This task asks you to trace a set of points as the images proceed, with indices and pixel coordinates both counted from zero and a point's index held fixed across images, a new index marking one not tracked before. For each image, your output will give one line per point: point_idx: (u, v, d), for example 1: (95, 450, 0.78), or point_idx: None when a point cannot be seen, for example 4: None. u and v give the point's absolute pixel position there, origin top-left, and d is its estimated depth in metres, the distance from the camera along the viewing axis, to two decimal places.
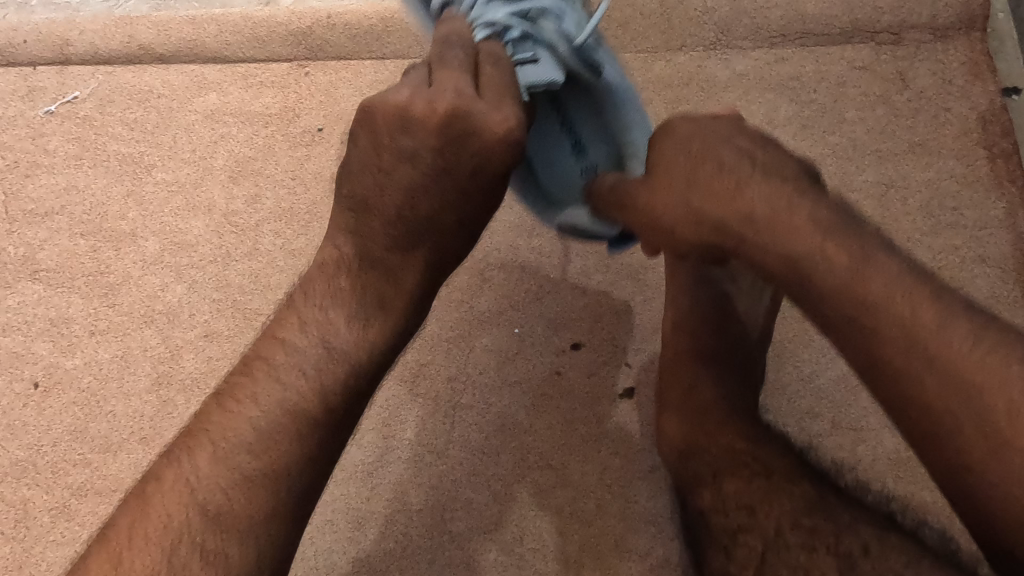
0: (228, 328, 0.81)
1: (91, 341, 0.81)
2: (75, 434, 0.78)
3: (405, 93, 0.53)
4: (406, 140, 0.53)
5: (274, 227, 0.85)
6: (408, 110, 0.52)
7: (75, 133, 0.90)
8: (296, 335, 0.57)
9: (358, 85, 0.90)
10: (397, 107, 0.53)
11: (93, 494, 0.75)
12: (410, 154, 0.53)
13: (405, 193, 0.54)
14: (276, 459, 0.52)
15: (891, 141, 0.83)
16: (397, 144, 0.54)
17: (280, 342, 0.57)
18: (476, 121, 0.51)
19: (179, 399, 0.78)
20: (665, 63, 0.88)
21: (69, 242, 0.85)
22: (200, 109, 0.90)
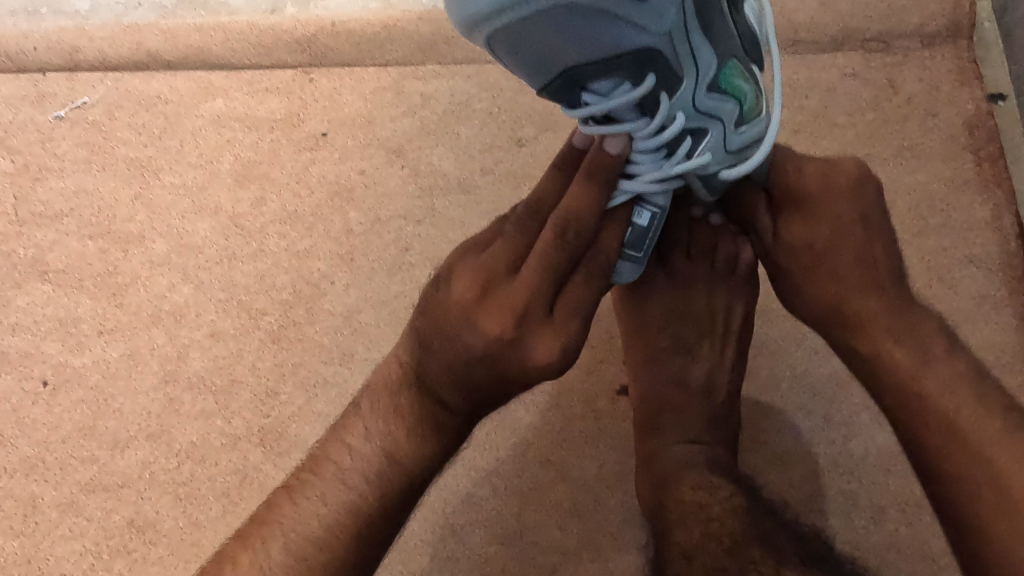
0: (234, 328, 0.82)
1: (100, 340, 0.83)
2: (84, 431, 0.79)
3: (470, 276, 0.54)
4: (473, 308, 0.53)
5: (279, 230, 0.87)
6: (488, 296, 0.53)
7: (84, 137, 0.92)
8: (360, 437, 0.57)
9: (361, 91, 0.92)
10: (463, 294, 0.54)
11: (101, 490, 0.77)
12: (493, 338, 0.52)
13: (489, 373, 0.54)
14: (347, 548, 0.55)
15: (879, 146, 0.86)
16: (466, 323, 0.53)
17: (347, 447, 0.57)
18: (540, 275, 0.51)
19: (186, 397, 0.80)
20: None
21: (78, 244, 0.87)
22: (206, 114, 0.92)
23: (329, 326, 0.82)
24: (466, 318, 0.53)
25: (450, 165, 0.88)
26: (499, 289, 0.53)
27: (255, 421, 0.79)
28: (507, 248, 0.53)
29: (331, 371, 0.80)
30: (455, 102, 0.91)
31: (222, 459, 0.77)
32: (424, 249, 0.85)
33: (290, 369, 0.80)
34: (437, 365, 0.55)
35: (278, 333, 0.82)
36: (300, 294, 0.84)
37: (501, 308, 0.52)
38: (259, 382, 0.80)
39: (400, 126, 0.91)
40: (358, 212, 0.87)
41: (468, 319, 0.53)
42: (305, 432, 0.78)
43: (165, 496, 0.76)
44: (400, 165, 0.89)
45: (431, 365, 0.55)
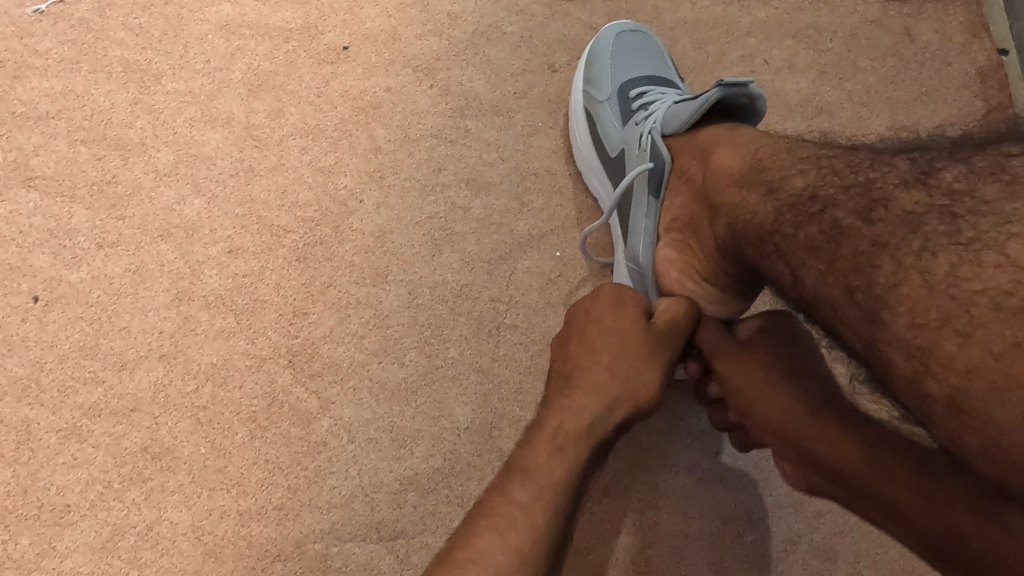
0: (253, 245, 0.76)
1: (99, 254, 0.75)
2: (85, 351, 0.71)
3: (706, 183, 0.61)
4: (613, 327, 0.59)
5: (300, 144, 0.81)
6: (616, 311, 0.60)
7: (69, 34, 0.82)
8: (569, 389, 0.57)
9: (384, 6, 0.87)
10: (616, 335, 0.59)
11: (109, 414, 0.69)
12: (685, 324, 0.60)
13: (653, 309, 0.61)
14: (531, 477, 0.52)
15: (900, 91, 0.88)
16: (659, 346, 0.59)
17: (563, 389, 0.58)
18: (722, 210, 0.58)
19: (202, 316, 0.73)
20: (692, 4, 0.90)
21: (69, 148, 0.78)
22: (212, 19, 0.85)
23: (359, 246, 0.77)
24: (588, 326, 0.60)
25: (482, 85, 0.85)
26: (596, 301, 0.61)
27: (282, 342, 0.73)
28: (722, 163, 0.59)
29: (364, 292, 0.75)
30: (485, 23, 0.87)
31: (247, 382, 0.72)
32: (458, 170, 0.81)
33: (319, 290, 0.75)
34: (755, 365, 0.57)
35: (304, 252, 0.76)
36: (326, 211, 0.78)
37: (686, 276, 0.63)
38: (284, 302, 0.74)
39: (427, 45, 0.86)
40: (386, 129, 0.82)
41: (617, 338, 0.58)
42: (339, 354, 0.73)
43: (183, 421, 0.70)
44: (429, 84, 0.84)
45: (767, 406, 0.56)
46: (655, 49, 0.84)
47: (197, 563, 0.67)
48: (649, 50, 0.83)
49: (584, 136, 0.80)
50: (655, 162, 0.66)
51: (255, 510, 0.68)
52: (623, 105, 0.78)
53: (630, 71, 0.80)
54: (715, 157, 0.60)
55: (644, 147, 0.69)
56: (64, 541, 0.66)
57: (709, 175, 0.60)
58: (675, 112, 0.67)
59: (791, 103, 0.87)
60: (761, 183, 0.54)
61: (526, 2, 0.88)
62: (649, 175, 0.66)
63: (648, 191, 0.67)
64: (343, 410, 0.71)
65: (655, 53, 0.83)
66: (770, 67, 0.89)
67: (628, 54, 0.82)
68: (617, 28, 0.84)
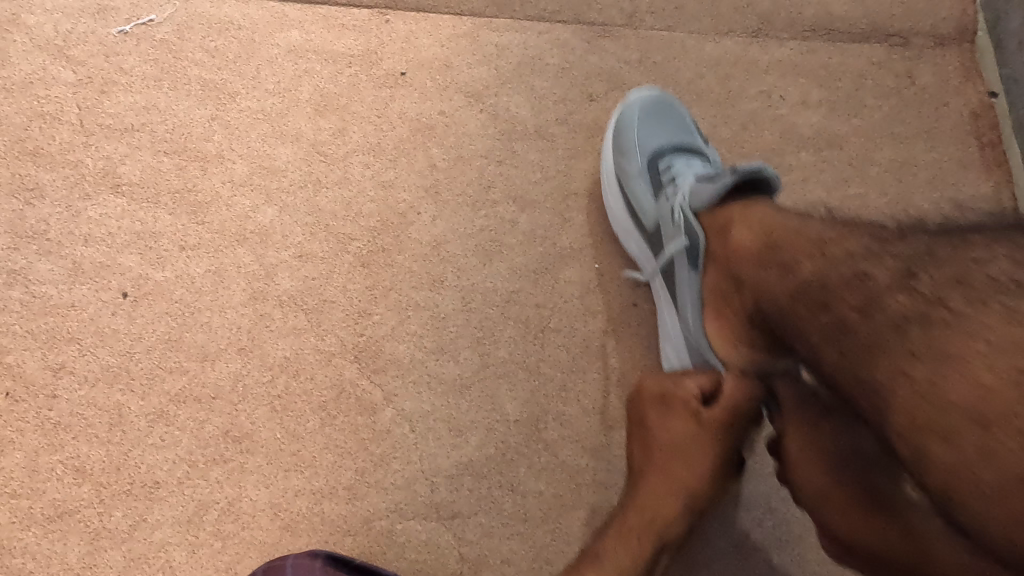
0: (322, 251, 0.84)
1: (182, 256, 0.82)
2: (170, 343, 0.78)
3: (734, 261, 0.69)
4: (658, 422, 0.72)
5: (362, 160, 0.89)
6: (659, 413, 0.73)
7: (152, 54, 0.90)
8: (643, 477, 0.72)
9: (438, 37, 0.96)
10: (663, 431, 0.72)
11: (193, 400, 0.76)
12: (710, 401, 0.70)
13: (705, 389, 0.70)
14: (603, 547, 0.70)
15: (902, 126, 0.98)
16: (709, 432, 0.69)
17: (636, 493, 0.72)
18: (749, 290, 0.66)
19: (276, 314, 0.81)
20: (716, 43, 1.00)
21: (153, 159, 0.85)
22: (282, 45, 0.93)
23: (418, 254, 0.85)
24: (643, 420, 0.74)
25: (527, 112, 0.93)
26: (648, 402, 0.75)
27: (349, 339, 0.80)
28: (747, 243, 0.67)
29: (422, 296, 0.83)
30: (529, 55, 0.96)
31: (318, 374, 0.79)
32: (506, 187, 0.89)
33: (382, 292, 0.83)
34: (803, 439, 0.60)
35: (368, 258, 0.84)
36: (387, 222, 0.86)
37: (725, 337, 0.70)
38: (351, 303, 0.82)
39: (477, 73, 0.95)
40: (440, 148, 0.90)
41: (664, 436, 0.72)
42: (400, 350, 0.81)
43: (260, 408, 0.77)
44: (479, 109, 0.93)
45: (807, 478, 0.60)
46: (678, 113, 0.90)
47: (274, 536, 0.73)
48: (680, 113, 0.89)
49: (618, 204, 0.86)
50: (691, 240, 0.74)
51: (327, 489, 0.75)
52: (652, 173, 0.85)
53: (654, 137, 0.87)
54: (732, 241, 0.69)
55: (678, 222, 0.76)
56: (154, 514, 0.73)
57: (729, 259, 0.69)
58: (695, 192, 0.74)
59: (804, 135, 0.97)
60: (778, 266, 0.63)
61: (567, 37, 0.98)
62: (686, 249, 0.74)
63: (688, 266, 0.74)
64: (405, 401, 0.79)
65: (674, 108, 0.90)
66: (786, 102, 0.98)
67: (649, 117, 0.88)
68: (638, 94, 0.90)
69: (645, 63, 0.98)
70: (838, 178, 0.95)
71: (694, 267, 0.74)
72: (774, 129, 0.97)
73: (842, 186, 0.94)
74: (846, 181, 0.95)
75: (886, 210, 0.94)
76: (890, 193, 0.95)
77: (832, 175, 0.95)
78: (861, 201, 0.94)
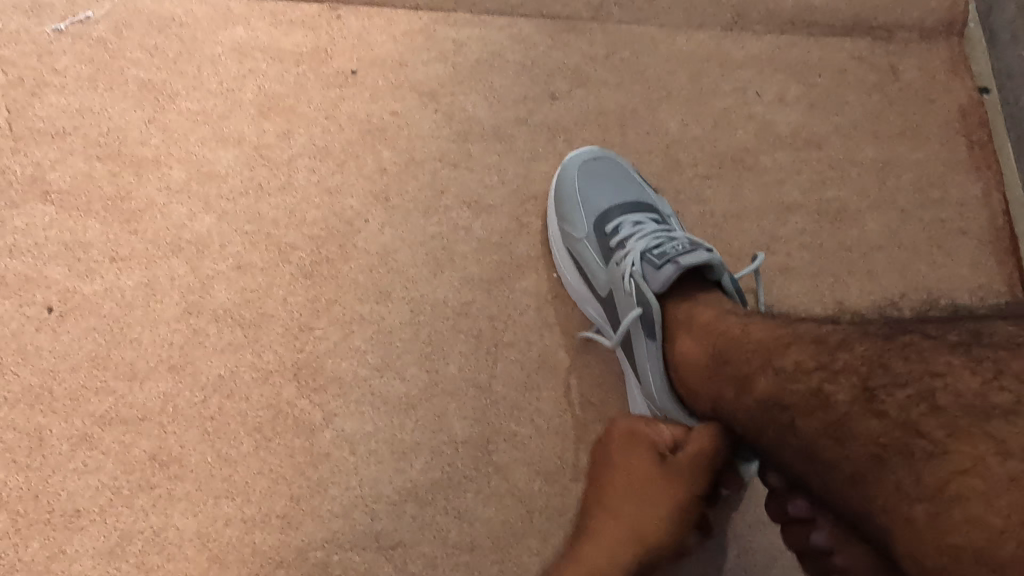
0: (262, 261, 0.79)
1: (112, 267, 0.77)
2: (96, 361, 0.74)
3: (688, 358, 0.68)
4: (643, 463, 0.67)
5: (308, 164, 0.84)
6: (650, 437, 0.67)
7: (88, 53, 0.85)
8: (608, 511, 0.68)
9: (392, 33, 0.91)
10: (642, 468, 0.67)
11: (119, 422, 0.72)
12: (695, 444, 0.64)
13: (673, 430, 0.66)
14: None
15: (885, 125, 0.92)
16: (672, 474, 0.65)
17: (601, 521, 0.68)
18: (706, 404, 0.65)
19: (210, 329, 0.76)
20: (688, 37, 0.94)
21: (85, 164, 0.81)
22: (226, 42, 0.88)
23: (364, 264, 0.80)
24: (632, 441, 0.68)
25: (485, 112, 0.88)
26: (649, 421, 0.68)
27: (287, 356, 0.76)
28: (699, 344, 0.67)
29: (368, 309, 0.78)
30: (488, 52, 0.91)
31: (253, 394, 0.74)
32: (460, 193, 0.84)
33: (324, 305, 0.78)
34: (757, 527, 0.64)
35: (311, 269, 0.79)
36: (332, 230, 0.81)
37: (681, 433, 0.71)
38: (291, 317, 0.77)
39: (432, 70, 0.89)
40: (391, 151, 0.85)
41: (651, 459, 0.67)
42: (342, 368, 0.76)
43: (191, 430, 0.72)
44: (433, 109, 0.88)
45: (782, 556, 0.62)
46: (621, 170, 0.84)
47: (202, 568, 0.69)
48: (623, 177, 0.83)
49: (570, 274, 0.80)
50: (647, 309, 0.70)
51: (259, 518, 0.70)
52: (600, 239, 0.80)
53: (603, 199, 0.81)
54: (677, 351, 0.69)
55: (632, 292, 0.72)
56: (73, 545, 0.68)
57: (682, 356, 0.68)
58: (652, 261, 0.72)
59: (781, 133, 0.91)
60: (733, 377, 0.62)
61: (529, 32, 0.92)
62: (641, 320, 0.70)
63: (644, 336, 0.70)
64: (345, 422, 0.74)
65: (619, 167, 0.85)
66: (762, 99, 0.92)
67: (597, 176, 0.83)
68: (580, 156, 0.84)
69: (612, 59, 0.92)
70: (817, 179, 0.89)
71: (649, 338, 0.70)
72: (748, 127, 0.91)
73: (821, 188, 0.89)
74: (825, 183, 0.89)
75: (867, 213, 0.88)
76: (873, 196, 0.89)
77: (810, 177, 0.89)
78: (840, 204, 0.88)
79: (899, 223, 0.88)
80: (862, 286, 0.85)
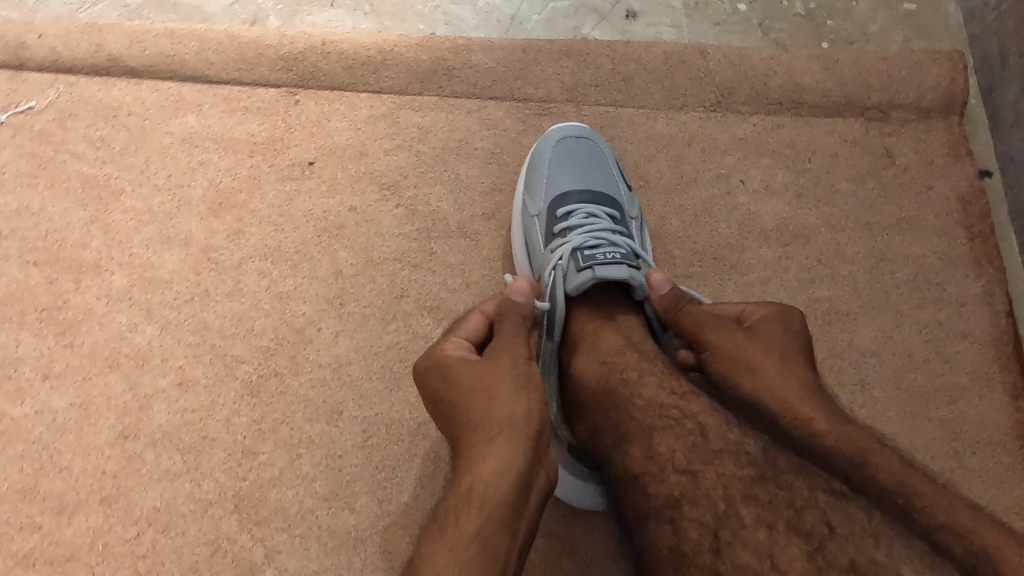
0: (205, 377, 0.74)
1: (45, 386, 0.73)
2: (24, 494, 0.70)
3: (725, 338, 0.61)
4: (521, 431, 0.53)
5: (258, 267, 0.79)
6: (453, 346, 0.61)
7: (29, 147, 0.81)
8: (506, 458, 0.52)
9: (353, 119, 0.85)
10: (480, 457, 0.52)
11: (45, 563, 0.68)
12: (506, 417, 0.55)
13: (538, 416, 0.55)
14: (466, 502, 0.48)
15: (879, 216, 0.86)
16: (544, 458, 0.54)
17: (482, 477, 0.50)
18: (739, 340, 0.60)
19: (147, 455, 0.71)
20: (669, 119, 0.88)
21: (21, 271, 0.76)
22: (176, 132, 0.83)
23: (315, 378, 0.75)
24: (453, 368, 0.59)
25: (450, 206, 0.83)
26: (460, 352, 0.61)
27: (229, 485, 0.71)
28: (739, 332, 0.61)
29: (317, 429, 0.73)
30: (455, 138, 0.85)
31: (190, 528, 0.70)
32: (421, 297, 0.79)
33: (271, 427, 0.73)
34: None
35: (257, 385, 0.74)
36: (282, 340, 0.76)
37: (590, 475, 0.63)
38: (234, 440, 0.72)
39: (395, 160, 0.84)
40: (348, 251, 0.80)
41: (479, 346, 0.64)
42: (287, 498, 0.71)
43: (121, 571, 0.68)
44: (394, 203, 0.82)
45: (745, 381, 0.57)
46: (603, 155, 0.82)
47: None
48: (600, 167, 0.81)
49: (519, 241, 0.80)
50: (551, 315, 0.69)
51: None
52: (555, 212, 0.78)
53: (568, 179, 0.80)
54: (574, 367, 0.67)
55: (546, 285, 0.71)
56: None
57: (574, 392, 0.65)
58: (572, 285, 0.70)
59: (766, 227, 0.85)
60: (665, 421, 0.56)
61: (499, 116, 0.87)
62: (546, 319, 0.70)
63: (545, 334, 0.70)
64: (289, 560, 0.69)
65: (604, 165, 0.81)
66: (747, 188, 0.87)
67: (567, 159, 0.81)
68: (559, 133, 0.83)
69: None
70: (803, 279, 0.83)
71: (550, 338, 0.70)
72: (731, 221, 0.85)
73: (808, 288, 0.83)
74: (813, 283, 0.83)
75: (858, 315, 0.82)
76: (864, 296, 0.83)
77: (796, 275, 0.84)
78: (829, 305, 0.83)
79: (892, 326, 0.82)
80: (851, 397, 0.79)
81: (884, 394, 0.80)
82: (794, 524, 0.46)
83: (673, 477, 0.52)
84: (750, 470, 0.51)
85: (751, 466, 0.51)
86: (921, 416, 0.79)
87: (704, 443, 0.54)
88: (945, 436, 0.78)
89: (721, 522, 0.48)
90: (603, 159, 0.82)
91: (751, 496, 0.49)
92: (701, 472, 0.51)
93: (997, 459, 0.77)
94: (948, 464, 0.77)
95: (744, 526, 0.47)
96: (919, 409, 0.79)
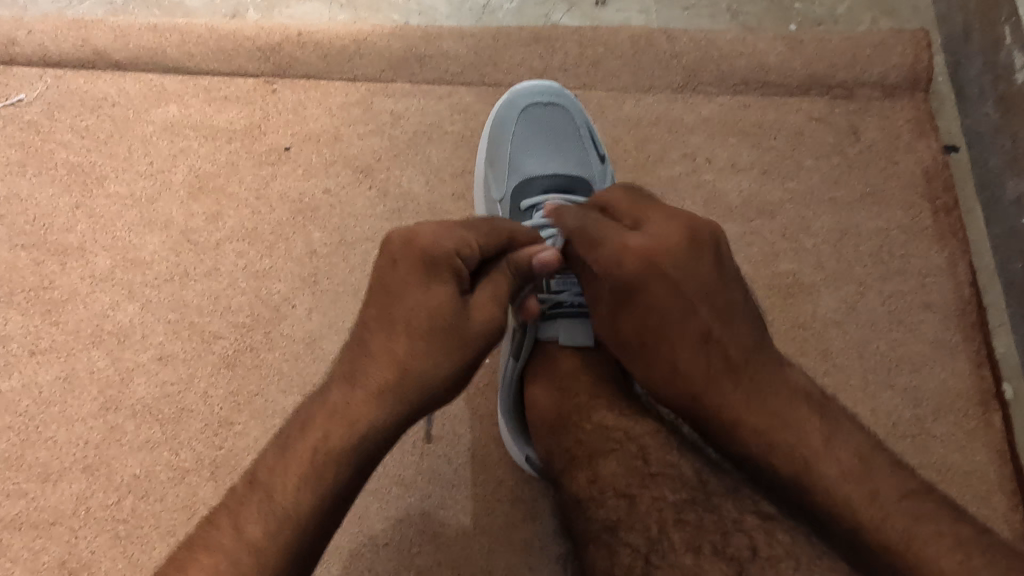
0: (184, 351, 0.77)
1: (32, 361, 0.76)
2: (10, 462, 0.73)
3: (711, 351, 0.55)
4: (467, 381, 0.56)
5: (236, 248, 0.82)
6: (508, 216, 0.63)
7: (18, 137, 0.84)
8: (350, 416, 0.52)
9: (327, 106, 0.88)
10: (381, 377, 0.52)
11: (29, 527, 0.71)
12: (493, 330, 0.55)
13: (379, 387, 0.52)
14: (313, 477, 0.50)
15: (843, 191, 0.88)
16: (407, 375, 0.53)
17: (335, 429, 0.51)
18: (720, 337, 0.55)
19: (128, 426, 0.75)
20: (635, 101, 0.90)
21: (9, 254, 0.80)
22: (158, 121, 0.86)
23: (288, 353, 0.78)
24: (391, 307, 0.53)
25: (421, 187, 0.86)
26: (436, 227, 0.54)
27: (205, 454, 0.74)
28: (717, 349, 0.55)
29: (291, 401, 0.76)
30: (427, 122, 0.88)
31: (168, 494, 0.73)
32: None
33: (246, 399, 0.76)
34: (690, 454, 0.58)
35: (233, 359, 0.77)
36: (257, 317, 0.79)
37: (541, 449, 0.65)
38: (210, 412, 0.75)
39: (368, 144, 0.87)
40: (322, 232, 0.83)
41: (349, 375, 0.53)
42: None
43: (102, 535, 0.71)
44: (367, 186, 0.85)
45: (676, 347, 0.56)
46: (573, 120, 0.84)
47: None
48: (569, 136, 0.83)
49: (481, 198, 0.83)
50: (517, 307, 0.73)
51: None
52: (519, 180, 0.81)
53: (535, 147, 0.82)
54: (532, 394, 0.68)
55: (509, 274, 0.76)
56: None
57: (530, 418, 0.68)
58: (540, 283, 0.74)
59: (730, 203, 0.87)
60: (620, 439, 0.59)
61: (469, 101, 0.89)
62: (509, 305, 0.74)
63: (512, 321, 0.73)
64: None
65: (575, 132, 0.83)
66: (712, 166, 0.89)
67: (538, 127, 0.83)
68: (533, 94, 0.84)
69: None
70: (768, 253, 0.85)
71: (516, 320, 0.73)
72: (696, 198, 0.87)
73: (773, 261, 0.85)
74: (777, 257, 0.85)
75: (821, 288, 0.84)
76: (827, 269, 0.85)
77: (761, 249, 0.85)
78: (793, 278, 0.84)
79: (855, 298, 0.83)
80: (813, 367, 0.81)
81: (847, 363, 0.81)
82: (719, 548, 0.49)
83: (613, 501, 0.55)
84: (684, 494, 0.53)
85: (685, 490, 0.54)
86: (884, 385, 0.81)
87: (642, 465, 0.57)
88: (907, 404, 0.80)
89: (653, 546, 0.51)
90: (574, 125, 0.83)
91: (682, 521, 0.51)
92: (638, 496, 0.54)
93: (957, 423, 0.79)
94: (909, 430, 0.79)
95: (674, 549, 0.50)
96: (881, 378, 0.81)
